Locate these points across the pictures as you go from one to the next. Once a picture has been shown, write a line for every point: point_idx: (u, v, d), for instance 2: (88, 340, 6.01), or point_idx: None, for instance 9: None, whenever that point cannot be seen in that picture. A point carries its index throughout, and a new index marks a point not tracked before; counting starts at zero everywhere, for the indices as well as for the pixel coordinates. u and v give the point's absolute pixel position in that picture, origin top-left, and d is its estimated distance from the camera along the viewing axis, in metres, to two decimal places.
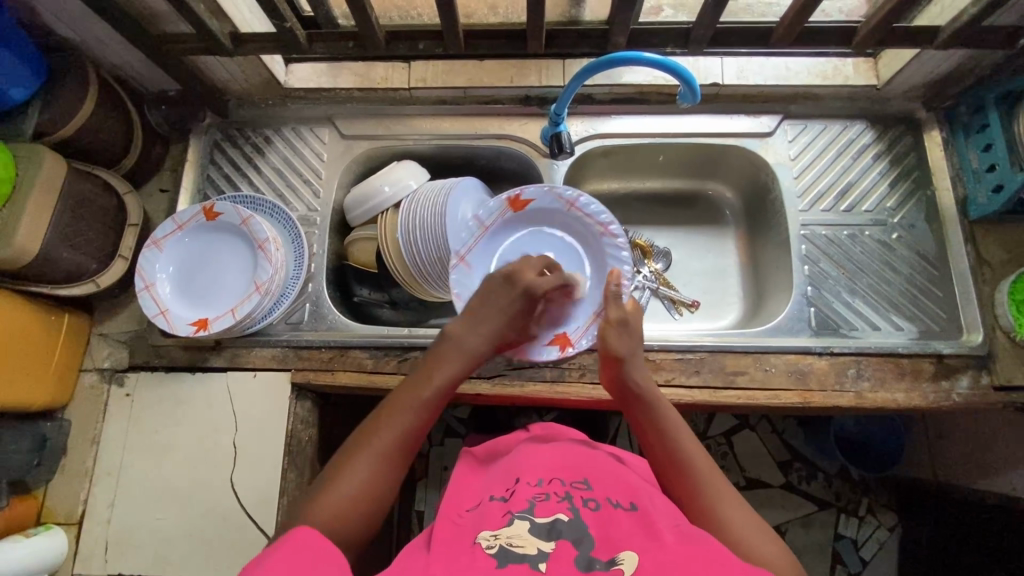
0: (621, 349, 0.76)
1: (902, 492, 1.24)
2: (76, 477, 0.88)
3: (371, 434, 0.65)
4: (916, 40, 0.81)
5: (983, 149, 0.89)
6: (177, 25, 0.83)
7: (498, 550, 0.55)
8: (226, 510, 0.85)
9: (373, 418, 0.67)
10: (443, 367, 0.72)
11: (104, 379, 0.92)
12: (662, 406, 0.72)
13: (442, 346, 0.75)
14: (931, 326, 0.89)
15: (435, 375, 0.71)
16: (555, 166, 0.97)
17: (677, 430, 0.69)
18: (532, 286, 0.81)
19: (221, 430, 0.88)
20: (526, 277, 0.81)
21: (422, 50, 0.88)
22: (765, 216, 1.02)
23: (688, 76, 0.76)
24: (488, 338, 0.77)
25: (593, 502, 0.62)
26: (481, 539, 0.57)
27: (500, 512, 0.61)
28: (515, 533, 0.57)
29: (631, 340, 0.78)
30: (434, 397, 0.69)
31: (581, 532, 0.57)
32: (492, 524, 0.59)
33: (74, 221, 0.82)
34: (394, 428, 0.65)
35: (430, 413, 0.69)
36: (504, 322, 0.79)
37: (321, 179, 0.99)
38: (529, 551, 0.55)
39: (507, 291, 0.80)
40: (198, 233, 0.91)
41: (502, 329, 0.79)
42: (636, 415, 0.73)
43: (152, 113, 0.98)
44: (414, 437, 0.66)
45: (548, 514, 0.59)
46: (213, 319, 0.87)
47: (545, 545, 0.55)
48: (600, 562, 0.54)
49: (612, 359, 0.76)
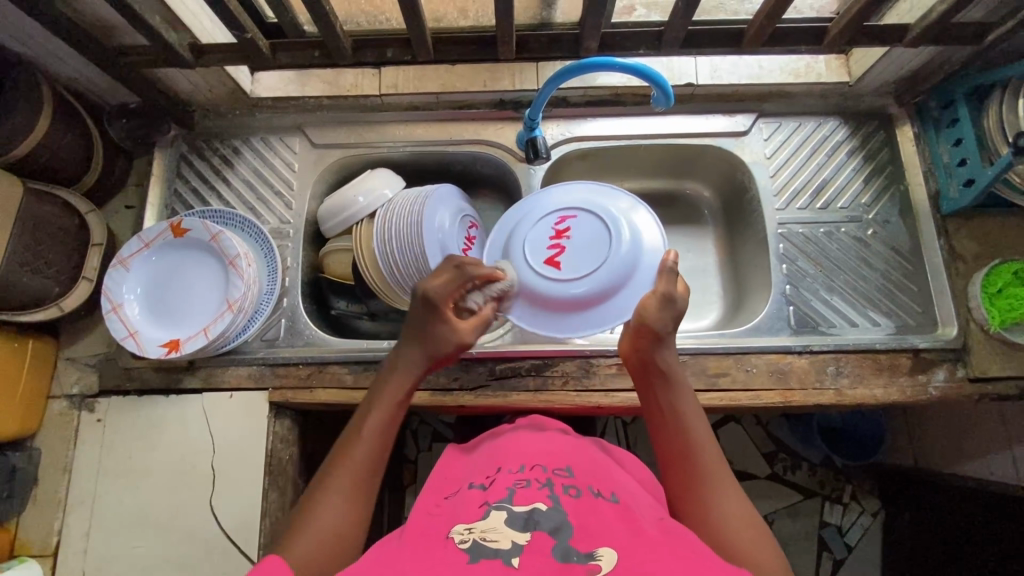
0: (663, 326, 0.69)
1: (883, 479, 1.26)
2: (49, 507, 0.85)
3: (327, 474, 0.62)
4: (886, 37, 0.81)
5: (953, 143, 0.89)
6: (134, 37, 0.80)
7: (471, 544, 0.52)
8: (208, 534, 0.83)
9: (326, 465, 0.64)
10: (386, 395, 0.69)
11: (74, 406, 0.89)
12: (683, 390, 0.69)
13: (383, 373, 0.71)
14: (907, 320, 0.90)
15: (379, 404, 0.68)
16: (532, 171, 0.96)
17: (688, 416, 0.67)
18: (435, 293, 0.71)
19: (199, 453, 0.85)
20: (428, 284, 0.71)
21: (391, 58, 0.85)
22: (742, 215, 1.03)
23: (660, 80, 0.74)
24: (422, 351, 0.72)
25: (573, 490, 0.61)
26: (454, 533, 0.55)
27: (478, 503, 0.59)
28: (490, 527, 0.54)
29: (674, 318, 0.69)
30: (383, 419, 0.67)
31: (559, 520, 0.56)
32: (468, 516, 0.57)
33: (33, 245, 0.79)
34: (350, 464, 0.63)
35: (386, 435, 0.66)
36: (425, 337, 0.72)
37: (293, 191, 0.96)
38: (503, 546, 0.52)
39: (415, 304, 0.72)
40: (166, 250, 0.88)
41: (419, 346, 0.72)
42: (653, 390, 0.70)
43: (112, 127, 0.93)
44: (371, 469, 0.63)
45: (526, 503, 0.58)
46: (185, 339, 0.84)
47: (520, 537, 0.53)
48: (578, 554, 0.51)
49: (649, 334, 0.69)
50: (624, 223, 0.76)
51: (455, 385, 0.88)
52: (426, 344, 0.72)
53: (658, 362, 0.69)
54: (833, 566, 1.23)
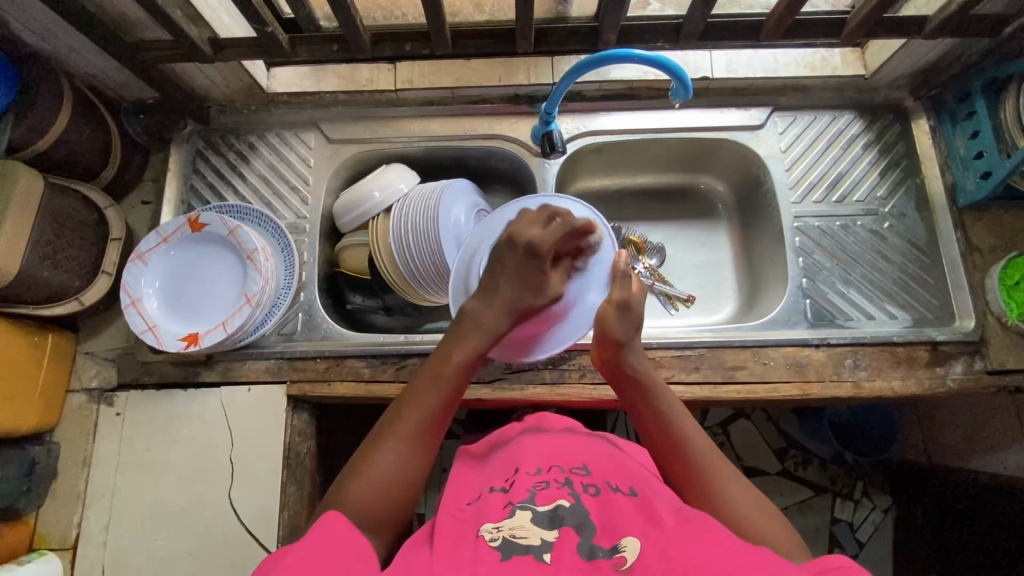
0: (620, 335, 0.69)
1: (895, 474, 1.26)
2: (68, 501, 0.85)
3: (394, 421, 0.63)
4: (905, 29, 0.81)
5: (970, 136, 0.89)
6: (154, 32, 0.80)
7: (501, 543, 0.53)
8: (226, 527, 0.83)
9: (395, 407, 0.64)
10: (464, 346, 0.66)
11: (92, 399, 0.89)
12: (662, 392, 0.69)
13: (465, 320, 0.68)
14: (924, 313, 0.90)
15: (456, 354, 0.65)
16: (547, 165, 0.96)
17: (676, 414, 0.67)
18: (537, 242, 0.67)
19: (217, 447, 0.86)
20: (530, 233, 0.68)
21: (409, 52, 0.85)
22: (756, 209, 1.03)
23: (679, 72, 0.75)
24: (510, 304, 0.67)
25: (592, 488, 0.61)
26: (482, 533, 0.55)
27: (502, 504, 0.59)
28: (518, 524, 0.55)
29: (633, 324, 0.70)
30: (456, 379, 0.65)
31: (582, 517, 0.56)
32: (494, 516, 0.57)
33: (54, 239, 0.79)
34: (418, 412, 0.63)
35: (457, 390, 0.65)
36: (513, 290, 0.68)
37: (309, 186, 0.97)
38: (533, 542, 0.53)
39: (512, 252, 0.68)
40: (184, 244, 0.89)
41: (515, 292, 0.68)
42: (631, 397, 0.70)
43: (130, 122, 0.94)
44: (437, 421, 0.63)
45: (548, 502, 0.58)
46: (203, 333, 0.84)
47: (547, 534, 0.54)
48: (602, 550, 0.52)
49: (612, 344, 0.69)
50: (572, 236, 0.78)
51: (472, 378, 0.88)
52: (523, 293, 0.68)
53: (628, 368, 0.69)
54: None
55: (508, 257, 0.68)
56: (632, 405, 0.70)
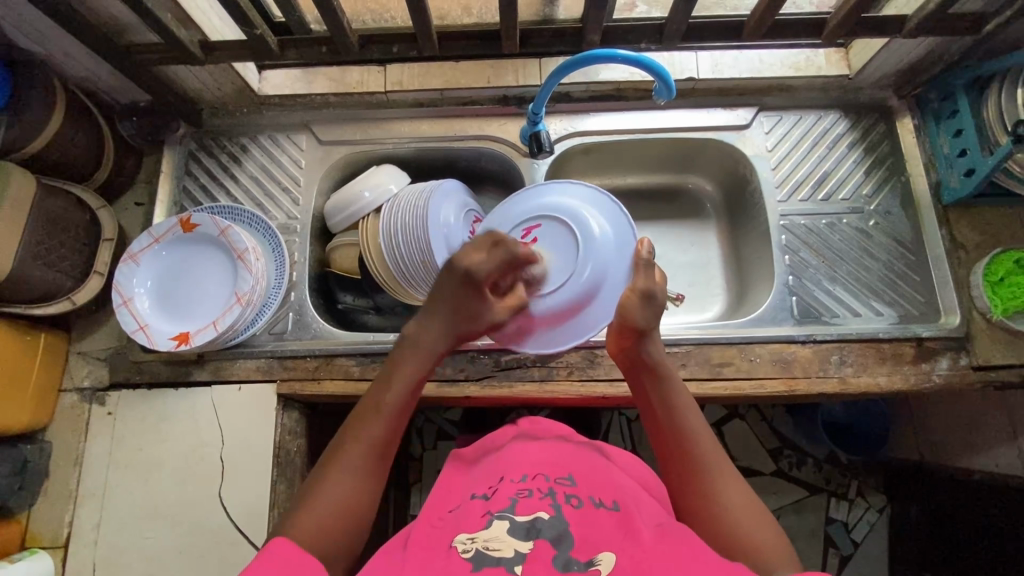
0: (642, 323, 0.67)
1: (889, 474, 1.26)
2: (59, 500, 0.86)
3: (339, 454, 0.62)
4: (884, 29, 0.82)
5: (953, 135, 0.90)
6: (145, 35, 0.82)
7: (474, 554, 0.53)
8: (216, 525, 0.84)
9: (341, 437, 0.63)
10: (405, 371, 0.66)
11: (85, 399, 0.90)
12: (676, 388, 0.68)
13: (403, 344, 0.69)
14: (910, 310, 0.91)
15: (397, 378, 0.66)
16: (536, 165, 0.97)
17: (685, 412, 0.66)
18: (475, 271, 0.66)
19: (207, 445, 0.86)
20: (468, 261, 0.67)
21: (396, 53, 0.87)
22: (743, 208, 1.04)
23: (662, 72, 0.76)
24: (446, 327, 0.69)
25: (574, 499, 0.61)
26: (457, 543, 0.55)
27: (481, 513, 0.60)
28: (493, 536, 0.55)
29: (656, 313, 0.68)
30: (400, 402, 0.65)
31: (560, 529, 0.56)
32: (471, 526, 0.58)
33: (46, 238, 0.80)
34: (364, 440, 0.62)
35: (400, 417, 0.65)
36: (449, 310, 0.69)
37: (300, 187, 0.98)
38: (506, 554, 0.53)
39: (451, 275, 0.68)
40: (172, 248, 0.89)
41: (450, 322, 0.69)
42: (645, 389, 0.69)
43: (123, 125, 0.95)
44: (383, 448, 0.63)
45: (528, 512, 0.58)
46: (194, 332, 0.85)
47: (521, 545, 0.54)
48: (578, 563, 0.52)
49: (634, 333, 0.67)
50: (592, 226, 0.75)
51: (460, 376, 0.89)
52: (460, 323, 0.69)
53: (647, 358, 0.68)
54: (841, 562, 1.23)
55: (446, 284, 0.68)
56: (644, 399, 0.69)
